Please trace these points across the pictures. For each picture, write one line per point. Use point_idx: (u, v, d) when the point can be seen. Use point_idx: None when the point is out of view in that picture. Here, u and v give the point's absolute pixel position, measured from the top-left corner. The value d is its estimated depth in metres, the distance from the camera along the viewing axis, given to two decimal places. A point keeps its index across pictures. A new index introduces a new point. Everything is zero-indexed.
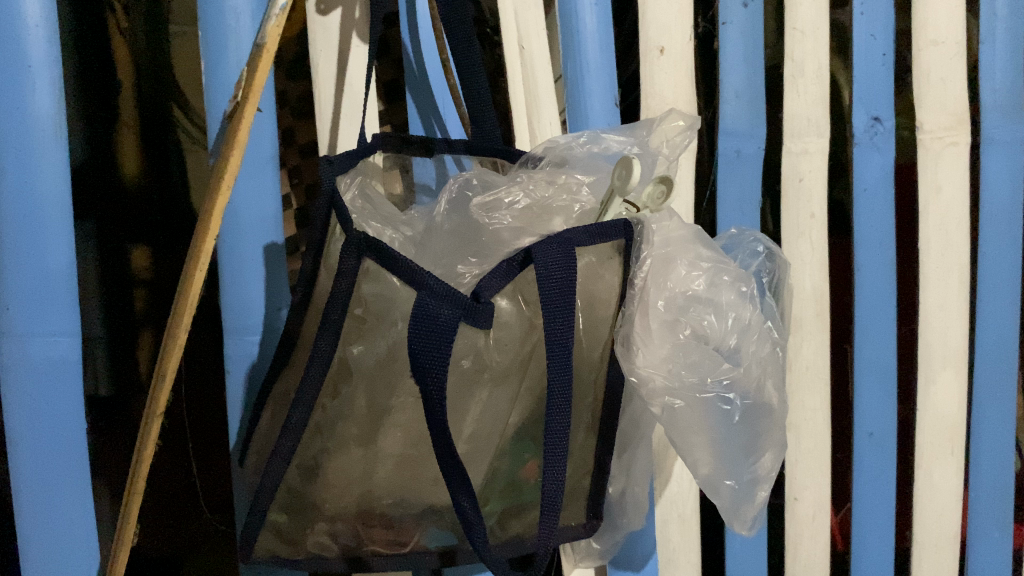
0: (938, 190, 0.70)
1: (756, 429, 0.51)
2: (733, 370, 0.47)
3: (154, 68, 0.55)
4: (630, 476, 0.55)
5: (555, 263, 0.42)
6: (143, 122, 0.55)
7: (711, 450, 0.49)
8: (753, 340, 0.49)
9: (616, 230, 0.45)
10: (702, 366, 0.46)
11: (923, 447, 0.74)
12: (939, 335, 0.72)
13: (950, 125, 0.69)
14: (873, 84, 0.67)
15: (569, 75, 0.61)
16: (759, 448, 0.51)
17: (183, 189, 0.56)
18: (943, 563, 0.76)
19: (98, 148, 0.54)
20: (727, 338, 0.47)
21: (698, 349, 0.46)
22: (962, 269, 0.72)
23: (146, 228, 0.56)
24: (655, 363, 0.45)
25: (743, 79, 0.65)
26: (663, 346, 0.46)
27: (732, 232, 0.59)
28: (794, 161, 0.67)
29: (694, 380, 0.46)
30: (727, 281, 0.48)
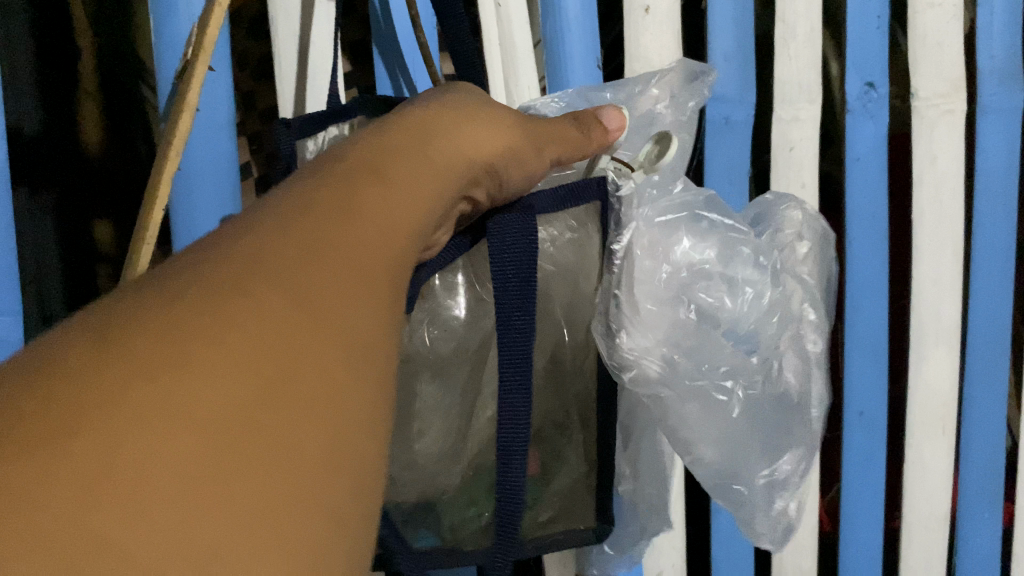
0: (933, 160, 0.67)
1: (770, 423, 0.47)
2: (735, 353, 0.44)
3: (113, 25, 0.51)
4: (638, 476, 0.51)
5: (511, 234, 0.39)
6: (104, 87, 0.51)
7: (719, 449, 0.46)
8: (768, 321, 0.45)
9: (590, 189, 0.42)
10: (707, 351, 0.44)
11: (914, 426, 0.72)
12: (932, 311, 0.70)
13: (945, 92, 0.66)
14: (869, 48, 0.64)
15: (548, 37, 0.57)
16: (770, 444, 0.48)
17: (146, 156, 0.53)
18: (934, 546, 0.74)
19: (54, 118, 0.50)
20: (737, 316, 0.44)
21: (704, 330, 0.44)
22: (957, 244, 0.69)
23: (102, 199, 0.52)
24: (654, 349, 0.43)
25: (733, 41, 0.61)
26: (665, 328, 0.43)
27: (767, 198, 0.53)
28: (783, 129, 0.64)
29: (695, 364, 0.44)
30: (741, 254, 0.44)
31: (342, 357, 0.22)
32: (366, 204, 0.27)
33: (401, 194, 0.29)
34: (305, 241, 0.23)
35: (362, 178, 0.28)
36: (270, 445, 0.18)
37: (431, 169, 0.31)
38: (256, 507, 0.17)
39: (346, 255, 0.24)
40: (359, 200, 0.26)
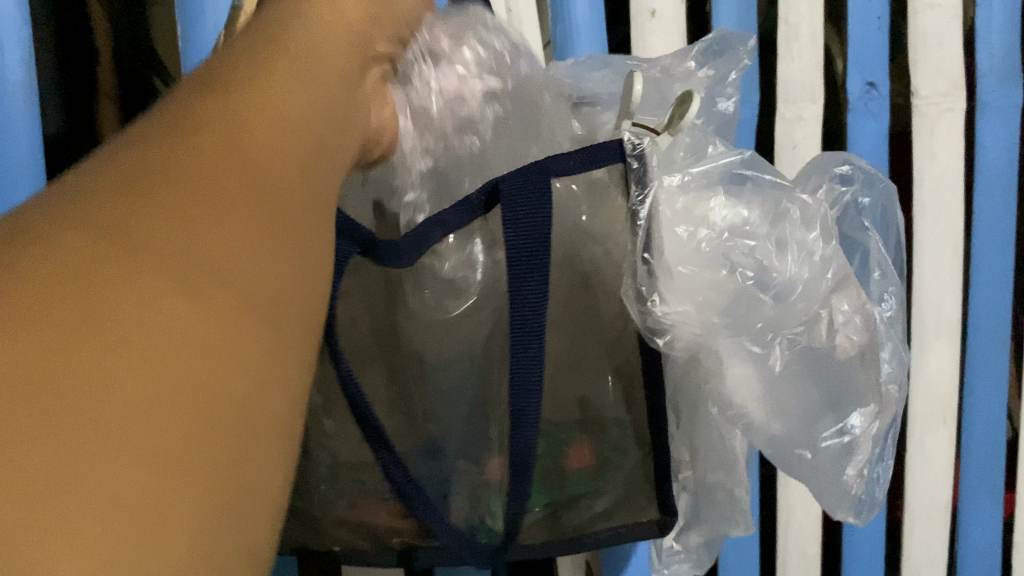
0: (933, 157, 0.69)
1: (823, 381, 0.48)
2: (774, 316, 0.45)
3: (132, 32, 0.56)
4: (696, 462, 0.49)
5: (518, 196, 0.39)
6: (122, 88, 0.57)
7: (769, 409, 0.47)
8: (817, 277, 0.46)
9: (609, 152, 0.42)
10: (751, 312, 0.45)
11: (915, 416, 0.74)
12: (932, 304, 0.72)
13: (945, 91, 0.67)
14: (869, 48, 0.66)
15: (558, 39, 0.60)
16: (827, 403, 0.48)
17: None
18: (935, 533, 0.76)
19: (78, 116, 0.57)
20: (783, 275, 0.45)
21: (751, 291, 0.45)
22: (957, 238, 0.71)
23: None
24: (695, 315, 0.43)
25: (737, 44, 0.63)
26: (711, 294, 0.44)
27: (815, 160, 0.54)
28: (787, 128, 0.66)
29: (743, 326, 0.45)
30: (783, 212, 0.46)
31: (217, 304, 0.25)
32: (266, 121, 0.31)
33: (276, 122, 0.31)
34: (157, 190, 0.26)
35: (219, 103, 0.30)
36: (170, 378, 0.23)
37: (298, 81, 0.34)
38: (183, 468, 0.22)
39: (215, 187, 0.28)
40: (222, 128, 0.29)
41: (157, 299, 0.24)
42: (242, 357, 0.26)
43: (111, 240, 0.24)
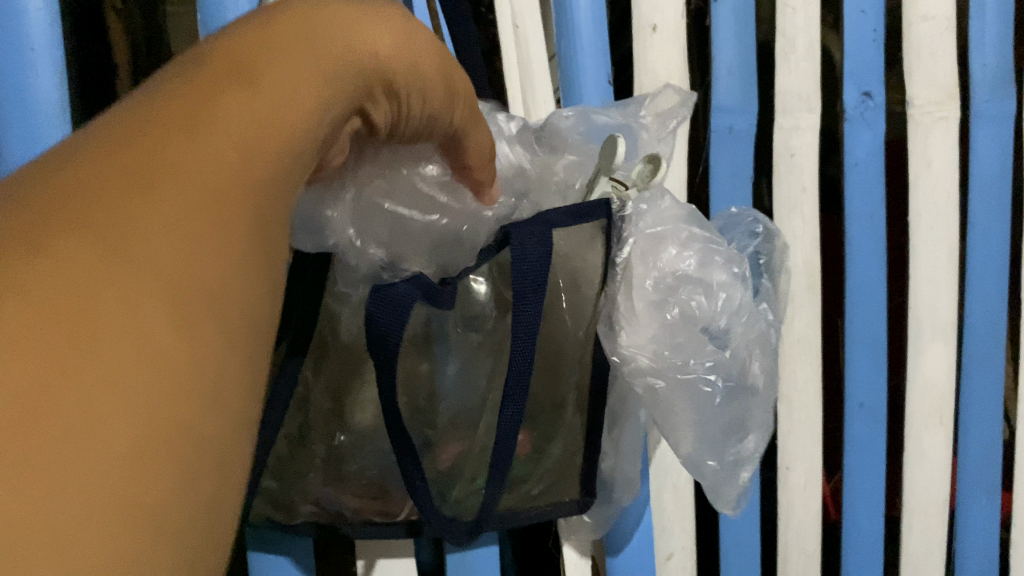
0: (928, 164, 0.71)
1: (739, 410, 0.51)
2: (717, 352, 0.48)
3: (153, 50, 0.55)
4: (618, 454, 0.56)
5: (530, 245, 0.43)
6: None
7: (695, 432, 0.50)
8: (742, 320, 0.49)
9: (600, 211, 0.46)
10: (687, 347, 0.47)
11: (912, 416, 0.75)
12: (929, 307, 0.73)
13: (939, 100, 0.70)
14: (866, 60, 0.68)
15: (563, 54, 0.60)
16: (742, 430, 0.52)
17: None
18: (932, 531, 0.78)
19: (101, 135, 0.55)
20: (717, 319, 0.48)
21: (687, 329, 0.47)
22: (952, 243, 0.73)
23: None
24: (639, 343, 0.47)
25: (736, 56, 0.65)
26: (650, 326, 0.46)
27: (732, 211, 0.60)
28: (784, 136, 0.68)
29: (678, 360, 0.47)
30: (718, 261, 0.48)
31: (194, 328, 0.23)
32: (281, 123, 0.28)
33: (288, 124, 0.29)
34: (167, 145, 0.24)
35: (248, 56, 0.29)
36: (132, 295, 0.21)
37: (332, 33, 0.32)
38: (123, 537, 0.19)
39: (223, 137, 0.26)
40: (244, 81, 0.28)
41: (138, 243, 0.22)
42: (208, 303, 0.24)
43: (110, 183, 0.23)
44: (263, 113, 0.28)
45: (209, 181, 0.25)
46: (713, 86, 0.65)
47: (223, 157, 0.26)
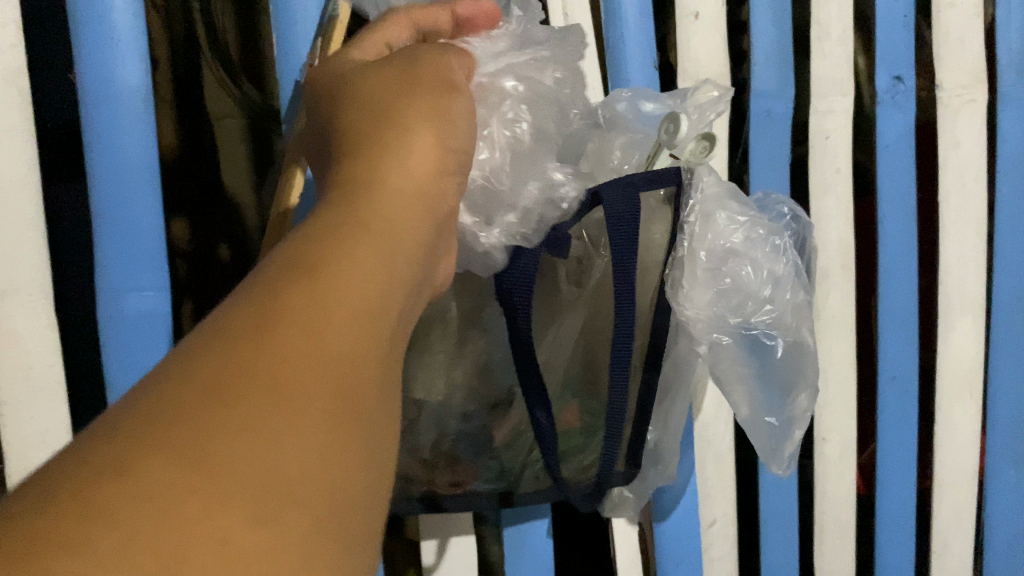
0: (956, 146, 0.74)
1: (793, 370, 0.53)
2: (773, 313, 0.50)
3: (190, 45, 0.54)
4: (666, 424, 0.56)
5: (617, 202, 0.45)
6: (178, 97, 0.54)
7: (746, 386, 0.53)
8: (786, 288, 0.51)
9: (670, 177, 0.47)
10: (744, 308, 0.49)
11: (943, 390, 0.78)
12: (958, 284, 0.76)
13: (967, 84, 0.73)
14: (895, 46, 0.71)
15: (611, 44, 0.63)
16: (793, 387, 0.53)
17: (213, 161, 0.55)
18: (962, 502, 0.81)
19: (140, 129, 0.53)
20: (762, 285, 0.50)
21: (739, 293, 0.49)
22: (979, 222, 0.76)
23: (191, 202, 0.55)
24: (700, 307, 0.48)
25: (773, 42, 0.68)
26: (707, 291, 0.48)
27: (760, 196, 0.62)
28: (820, 120, 0.70)
29: (737, 320, 0.50)
30: (761, 233, 0.50)
31: (314, 442, 0.24)
32: (376, 232, 0.31)
33: (387, 241, 0.31)
34: (273, 323, 0.25)
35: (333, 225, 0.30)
36: (266, 484, 0.22)
37: (407, 196, 0.34)
38: None
39: (329, 300, 0.27)
40: (342, 245, 0.29)
41: (254, 424, 0.23)
42: (306, 487, 0.23)
43: (218, 384, 0.24)
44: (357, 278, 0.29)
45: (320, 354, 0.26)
46: (752, 72, 0.67)
47: (330, 330, 0.26)
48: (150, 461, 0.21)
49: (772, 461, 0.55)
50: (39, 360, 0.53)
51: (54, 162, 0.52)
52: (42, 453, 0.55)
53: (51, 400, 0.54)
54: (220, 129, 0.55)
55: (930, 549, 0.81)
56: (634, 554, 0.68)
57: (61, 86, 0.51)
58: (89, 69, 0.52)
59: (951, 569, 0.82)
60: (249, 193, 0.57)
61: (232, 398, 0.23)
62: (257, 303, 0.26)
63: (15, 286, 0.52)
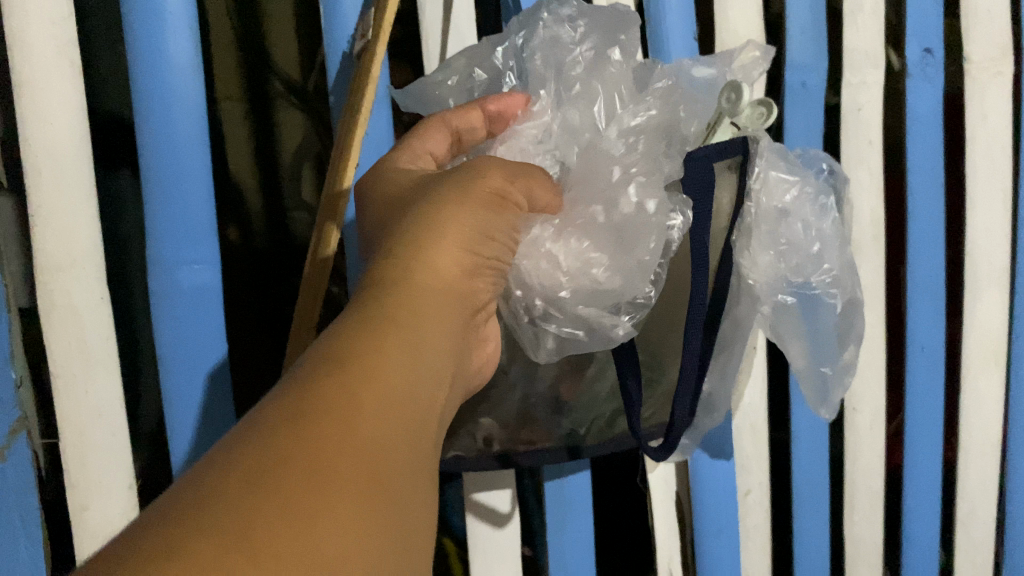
0: (984, 118, 0.75)
1: (844, 323, 0.53)
2: (828, 271, 0.51)
3: (213, 23, 0.53)
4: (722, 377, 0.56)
5: (698, 177, 0.45)
6: (204, 74, 0.53)
7: (802, 343, 0.54)
8: (836, 245, 0.51)
9: (737, 148, 0.46)
10: (802, 268, 0.50)
11: (970, 360, 0.79)
12: (985, 255, 0.77)
13: (995, 57, 0.74)
14: (926, 19, 0.71)
15: (651, 18, 0.63)
16: (846, 340, 0.54)
17: (221, 143, 0.54)
18: (987, 471, 0.82)
19: (167, 108, 0.52)
20: (813, 244, 0.50)
21: (796, 253, 0.50)
22: (1005, 193, 0.77)
23: (215, 187, 0.54)
24: (761, 271, 0.49)
25: (807, 14, 0.68)
26: (765, 254, 0.49)
27: (800, 151, 0.62)
28: (852, 92, 0.71)
29: (798, 280, 0.51)
30: (811, 193, 0.50)
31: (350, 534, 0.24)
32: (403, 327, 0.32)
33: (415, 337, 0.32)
34: (309, 419, 0.26)
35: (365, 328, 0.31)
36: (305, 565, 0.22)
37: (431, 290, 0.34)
38: None
39: (367, 399, 0.27)
40: (376, 344, 0.30)
41: (291, 507, 0.23)
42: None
43: (246, 469, 0.24)
44: (389, 387, 0.29)
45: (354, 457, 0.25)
46: (787, 44, 0.68)
47: (363, 432, 0.26)
48: (201, 547, 0.21)
49: (821, 406, 0.56)
50: (95, 333, 0.54)
51: (102, 134, 0.52)
52: (98, 426, 0.55)
53: (106, 372, 0.55)
54: (224, 113, 0.54)
55: (956, 517, 0.82)
56: (671, 519, 0.70)
57: (109, 59, 0.51)
58: (139, 44, 0.51)
59: (976, 536, 0.83)
60: (251, 180, 0.55)
61: (280, 485, 0.23)
62: (291, 400, 0.26)
63: (71, 259, 0.53)
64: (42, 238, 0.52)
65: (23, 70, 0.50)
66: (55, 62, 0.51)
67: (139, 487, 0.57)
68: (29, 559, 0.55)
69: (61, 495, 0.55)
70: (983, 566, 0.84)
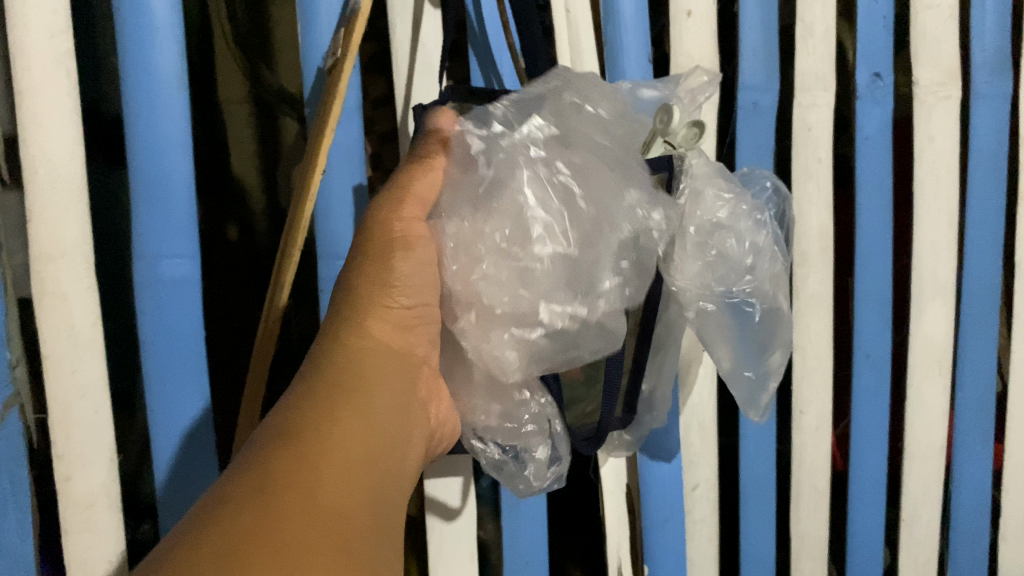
0: (931, 139, 0.79)
1: (770, 331, 0.58)
2: (754, 281, 0.56)
3: (203, 34, 0.59)
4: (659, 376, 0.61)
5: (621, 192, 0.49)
6: (195, 81, 0.59)
7: (732, 347, 0.58)
8: (766, 259, 0.56)
9: (662, 165, 0.52)
10: (728, 278, 0.55)
11: (915, 368, 0.83)
12: (930, 269, 0.81)
13: (943, 81, 0.78)
14: (876, 44, 0.76)
15: (609, 41, 0.68)
16: (771, 347, 0.59)
17: (223, 141, 0.60)
18: (930, 474, 0.86)
19: (157, 113, 0.58)
20: (744, 258, 0.55)
21: (724, 264, 0.55)
22: (951, 210, 0.81)
23: (203, 181, 0.60)
24: (690, 278, 0.54)
25: (760, 38, 0.73)
26: (695, 264, 0.54)
27: (745, 171, 0.66)
28: (803, 113, 0.75)
29: (722, 289, 0.55)
30: (745, 210, 0.55)
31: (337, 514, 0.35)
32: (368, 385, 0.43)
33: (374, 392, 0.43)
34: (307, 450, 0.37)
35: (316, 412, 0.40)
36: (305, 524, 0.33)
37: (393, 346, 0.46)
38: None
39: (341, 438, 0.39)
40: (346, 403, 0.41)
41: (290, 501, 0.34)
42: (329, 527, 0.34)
43: (239, 522, 0.33)
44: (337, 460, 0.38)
45: (315, 521, 0.34)
46: (740, 66, 0.72)
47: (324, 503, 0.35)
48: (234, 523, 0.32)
49: (751, 408, 0.61)
50: (82, 318, 0.59)
51: (95, 136, 0.57)
52: (83, 403, 0.60)
53: (92, 355, 0.59)
54: (230, 113, 0.60)
55: (900, 518, 0.86)
56: (621, 510, 0.74)
57: (102, 65, 0.57)
58: (131, 55, 0.57)
59: (919, 537, 0.87)
60: (254, 176, 0.61)
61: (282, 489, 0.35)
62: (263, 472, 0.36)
63: (62, 249, 0.58)
64: (36, 230, 0.57)
65: (23, 76, 0.55)
66: (52, 69, 0.56)
67: (120, 459, 0.62)
68: (17, 524, 0.60)
69: (48, 467, 0.60)
70: (926, 565, 0.89)
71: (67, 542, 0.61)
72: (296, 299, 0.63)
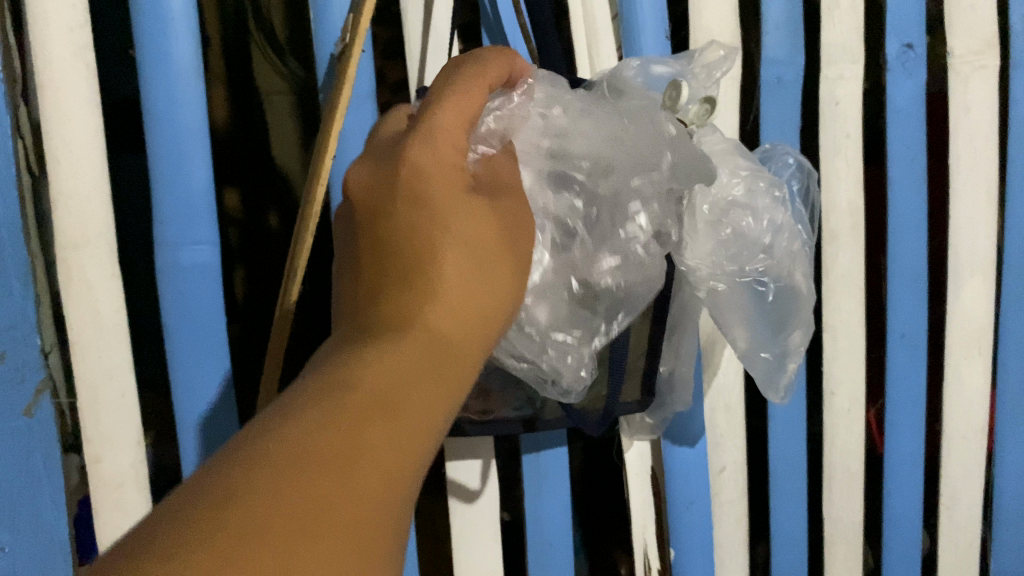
0: (968, 110, 0.76)
1: (787, 310, 0.58)
2: (768, 259, 0.55)
3: (238, 23, 0.60)
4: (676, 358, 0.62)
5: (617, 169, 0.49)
6: (229, 72, 0.61)
7: (746, 325, 0.58)
8: (786, 238, 0.55)
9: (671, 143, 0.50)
10: (741, 256, 0.54)
11: (953, 347, 0.81)
12: (968, 245, 0.79)
13: (978, 50, 0.75)
14: (907, 12, 0.73)
15: (624, 15, 0.67)
16: (788, 327, 0.59)
17: (263, 131, 0.62)
18: (970, 455, 0.84)
19: (180, 105, 0.59)
20: (762, 236, 0.54)
21: (739, 243, 0.54)
22: (990, 184, 0.78)
23: (237, 170, 0.62)
24: (702, 257, 0.53)
25: (783, 11, 0.71)
26: (707, 243, 0.53)
27: (767, 149, 0.65)
28: (830, 86, 0.73)
29: (734, 268, 0.54)
30: (763, 187, 0.54)
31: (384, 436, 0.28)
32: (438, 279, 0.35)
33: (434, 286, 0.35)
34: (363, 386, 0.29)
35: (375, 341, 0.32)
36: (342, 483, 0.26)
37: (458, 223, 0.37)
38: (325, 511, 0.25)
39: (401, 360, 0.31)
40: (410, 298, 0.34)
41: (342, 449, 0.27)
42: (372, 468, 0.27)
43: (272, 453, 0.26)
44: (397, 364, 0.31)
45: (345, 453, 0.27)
46: (763, 40, 0.71)
47: (387, 428, 0.28)
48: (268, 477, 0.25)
49: (771, 390, 0.60)
50: (107, 305, 0.61)
51: (117, 128, 0.59)
52: (109, 386, 0.62)
53: (119, 340, 0.61)
54: (271, 104, 0.62)
55: (939, 501, 0.84)
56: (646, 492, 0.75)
57: (121, 58, 0.58)
58: (149, 41, 0.58)
59: (960, 520, 0.85)
60: (295, 165, 0.63)
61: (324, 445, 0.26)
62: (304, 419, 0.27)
63: (85, 239, 0.59)
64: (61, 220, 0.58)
65: (45, 71, 0.57)
66: (72, 63, 0.58)
67: (148, 442, 0.64)
68: (52, 506, 0.62)
69: (80, 448, 0.62)
70: (967, 549, 0.86)
71: (99, 521, 0.64)
72: (313, 284, 0.64)
